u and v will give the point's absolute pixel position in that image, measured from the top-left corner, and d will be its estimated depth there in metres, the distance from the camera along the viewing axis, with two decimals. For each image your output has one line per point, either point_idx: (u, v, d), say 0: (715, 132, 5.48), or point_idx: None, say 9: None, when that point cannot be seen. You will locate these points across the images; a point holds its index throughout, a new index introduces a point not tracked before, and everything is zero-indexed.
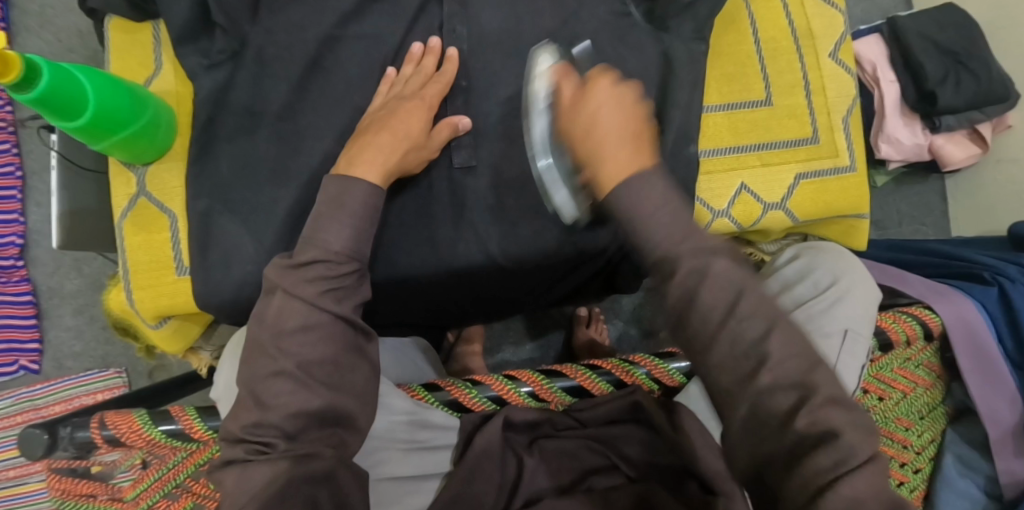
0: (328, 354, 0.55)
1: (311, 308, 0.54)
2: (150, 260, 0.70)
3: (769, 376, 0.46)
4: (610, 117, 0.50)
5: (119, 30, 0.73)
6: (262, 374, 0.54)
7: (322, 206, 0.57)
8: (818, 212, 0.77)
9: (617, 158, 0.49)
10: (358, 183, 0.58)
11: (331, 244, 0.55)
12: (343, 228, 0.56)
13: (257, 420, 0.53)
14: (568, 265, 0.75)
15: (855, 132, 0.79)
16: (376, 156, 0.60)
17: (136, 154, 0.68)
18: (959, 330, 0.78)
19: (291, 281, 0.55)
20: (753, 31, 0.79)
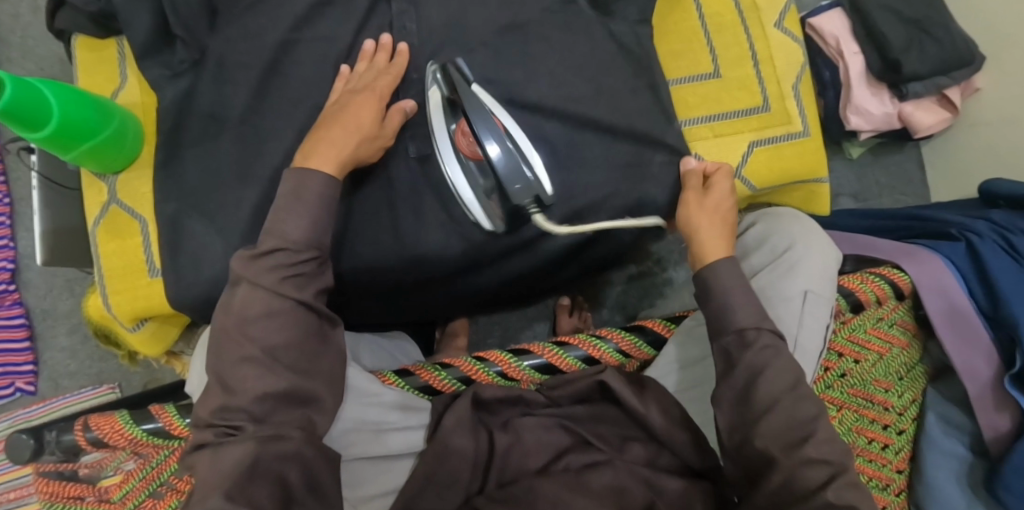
0: (292, 339, 0.58)
1: (273, 296, 0.57)
2: (123, 266, 0.72)
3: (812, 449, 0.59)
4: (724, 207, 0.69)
5: (85, 48, 0.75)
6: (230, 360, 0.57)
7: (284, 200, 0.60)
8: (775, 179, 0.78)
9: (718, 230, 0.68)
10: (317, 177, 0.61)
11: (290, 234, 0.59)
12: (301, 220, 0.60)
13: (225, 404, 0.55)
14: (537, 257, 0.78)
15: (806, 99, 0.81)
16: (331, 148, 0.63)
17: (105, 163, 0.70)
18: (929, 285, 0.79)
19: (252, 273, 0.58)
20: (697, 8, 0.80)
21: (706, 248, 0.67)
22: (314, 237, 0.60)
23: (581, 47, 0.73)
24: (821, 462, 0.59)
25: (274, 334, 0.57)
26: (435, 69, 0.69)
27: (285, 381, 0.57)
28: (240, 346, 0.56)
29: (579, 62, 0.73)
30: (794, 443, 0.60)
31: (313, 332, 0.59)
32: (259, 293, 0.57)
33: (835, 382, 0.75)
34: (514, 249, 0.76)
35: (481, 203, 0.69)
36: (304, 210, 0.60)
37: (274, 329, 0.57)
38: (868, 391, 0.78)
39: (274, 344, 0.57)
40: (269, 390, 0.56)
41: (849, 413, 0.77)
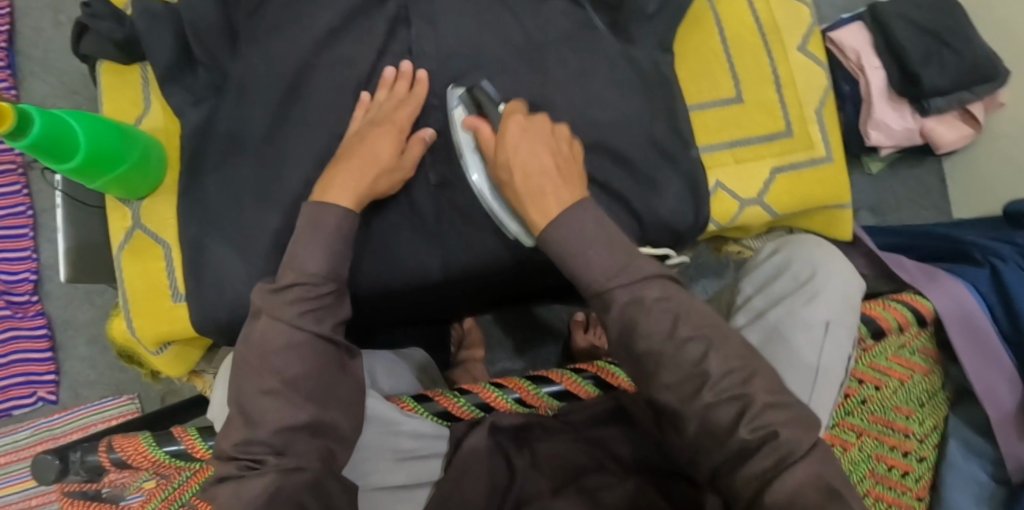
0: (311, 369, 0.58)
1: (292, 329, 0.57)
2: (148, 290, 0.71)
3: (711, 392, 0.53)
4: (527, 158, 0.59)
5: (110, 73, 0.73)
6: (252, 392, 0.57)
7: (302, 231, 0.61)
8: (795, 206, 0.75)
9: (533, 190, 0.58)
10: (334, 210, 0.61)
11: (308, 269, 0.59)
12: (317, 251, 0.60)
13: (247, 437, 0.55)
14: (542, 270, 0.78)
15: (830, 123, 0.77)
16: (348, 181, 0.63)
17: (129, 190, 0.69)
18: (953, 315, 0.77)
19: (272, 305, 0.58)
20: (718, 29, 0.77)
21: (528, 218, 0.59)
22: (334, 268, 0.60)
23: (602, 69, 0.72)
24: (725, 401, 0.53)
25: (293, 365, 0.57)
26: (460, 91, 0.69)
27: (305, 413, 0.57)
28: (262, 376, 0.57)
29: (599, 84, 0.72)
30: (688, 394, 0.54)
31: (328, 364, 0.59)
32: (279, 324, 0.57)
33: (856, 408, 0.74)
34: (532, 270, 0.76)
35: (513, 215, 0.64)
36: (322, 244, 0.60)
37: (293, 361, 0.57)
38: (888, 418, 0.77)
39: (296, 372, 0.57)
40: (288, 424, 0.56)
41: (869, 439, 0.75)
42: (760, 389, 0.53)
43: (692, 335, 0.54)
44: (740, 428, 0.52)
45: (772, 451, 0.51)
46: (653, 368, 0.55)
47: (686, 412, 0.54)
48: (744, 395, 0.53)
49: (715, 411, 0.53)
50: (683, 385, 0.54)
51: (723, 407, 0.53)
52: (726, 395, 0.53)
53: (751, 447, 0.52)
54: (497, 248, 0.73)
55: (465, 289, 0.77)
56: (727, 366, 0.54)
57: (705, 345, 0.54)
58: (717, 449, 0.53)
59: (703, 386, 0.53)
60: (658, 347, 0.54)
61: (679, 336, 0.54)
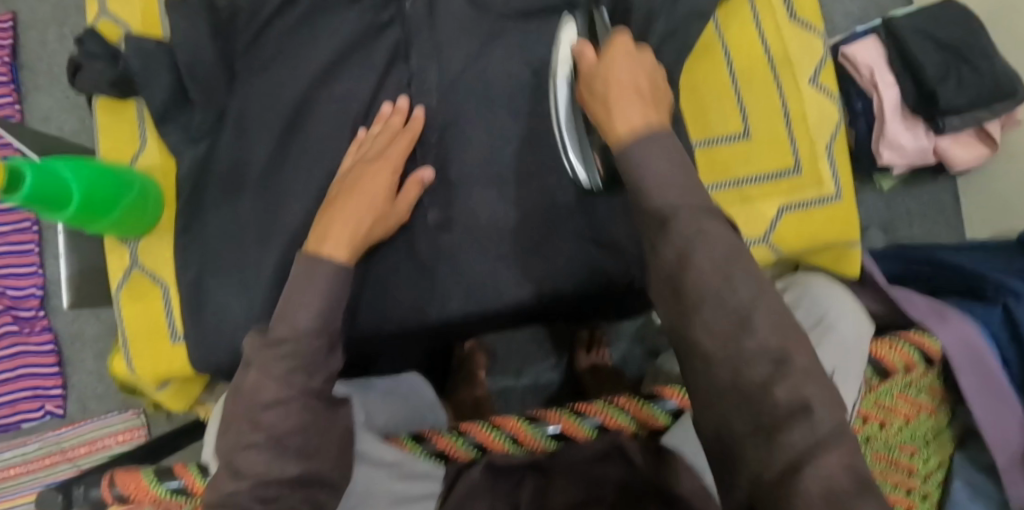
0: (298, 424, 0.56)
1: (281, 385, 0.56)
2: (148, 328, 0.71)
3: (754, 342, 0.45)
4: (626, 80, 0.56)
5: (104, 109, 0.72)
6: (239, 445, 0.55)
7: (295, 284, 0.59)
8: (802, 245, 0.73)
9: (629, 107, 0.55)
10: (327, 264, 0.59)
11: (298, 326, 0.57)
12: (307, 305, 0.58)
13: (233, 490, 0.54)
14: (543, 310, 0.77)
15: (841, 159, 0.74)
16: (342, 231, 0.61)
17: (126, 230, 0.69)
18: (963, 355, 0.76)
19: (263, 361, 0.56)
20: (727, 62, 0.74)
21: (611, 130, 0.54)
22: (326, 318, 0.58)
23: None
24: (765, 357, 0.45)
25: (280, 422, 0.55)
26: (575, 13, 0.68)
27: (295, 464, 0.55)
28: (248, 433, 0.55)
29: None
30: (731, 337, 0.45)
31: (318, 417, 0.57)
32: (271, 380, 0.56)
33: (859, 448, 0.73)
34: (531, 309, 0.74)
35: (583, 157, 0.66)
36: (316, 298, 0.58)
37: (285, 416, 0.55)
38: (891, 456, 0.76)
39: (290, 425, 0.56)
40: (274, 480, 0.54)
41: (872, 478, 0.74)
42: (804, 349, 0.46)
43: (743, 273, 0.47)
44: (778, 386, 0.44)
45: (804, 429, 0.43)
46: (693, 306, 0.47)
47: (715, 362, 0.46)
48: (785, 354, 0.45)
49: (748, 366, 0.45)
50: (718, 326, 0.46)
51: (759, 361, 0.45)
52: (768, 350, 0.45)
53: (785, 415, 0.44)
54: (497, 289, 0.72)
55: (460, 326, 0.76)
56: (775, 326, 0.46)
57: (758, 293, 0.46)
58: (738, 415, 0.45)
59: (744, 332, 0.45)
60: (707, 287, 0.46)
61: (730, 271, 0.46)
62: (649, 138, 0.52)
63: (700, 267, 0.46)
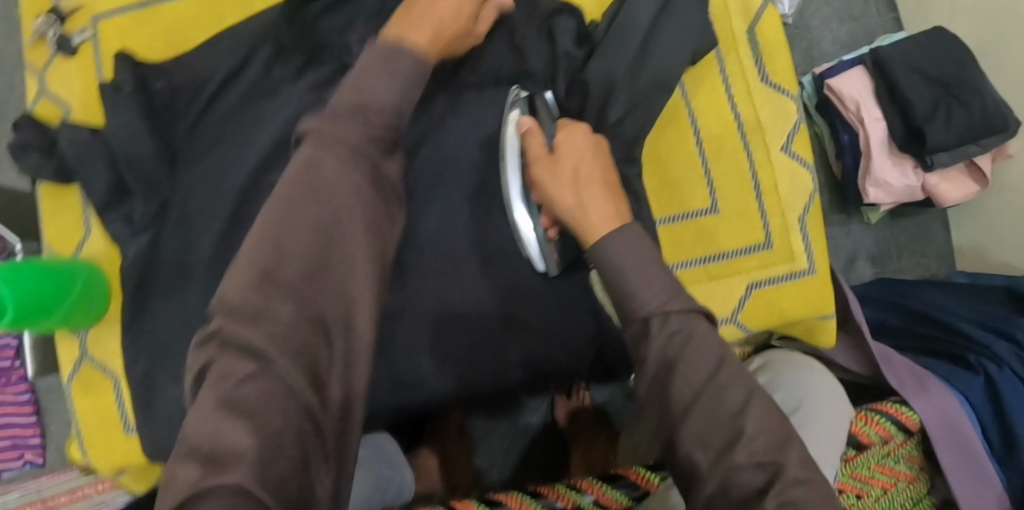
0: (353, 222, 0.45)
1: (350, 170, 0.45)
2: (99, 420, 0.70)
3: (744, 452, 0.43)
4: (590, 171, 0.54)
5: (46, 198, 0.70)
6: (287, 233, 0.44)
7: (363, 65, 0.48)
8: (773, 322, 0.72)
9: (595, 205, 0.52)
10: (409, 54, 0.49)
11: (378, 103, 0.47)
12: (378, 79, 0.48)
13: (256, 313, 0.42)
14: (519, 383, 0.75)
15: (814, 231, 0.72)
16: (426, 28, 0.53)
17: (73, 326, 0.67)
18: (942, 428, 0.74)
19: (324, 134, 0.45)
20: (694, 130, 0.72)
21: (586, 232, 0.51)
22: (393, 122, 0.48)
23: None
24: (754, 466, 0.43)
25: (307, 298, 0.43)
26: (518, 95, 0.66)
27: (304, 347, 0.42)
28: (261, 284, 0.43)
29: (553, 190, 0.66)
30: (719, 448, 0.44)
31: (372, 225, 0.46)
32: (304, 221, 0.44)
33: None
34: (510, 374, 0.73)
35: (542, 242, 0.64)
36: (392, 84, 0.48)
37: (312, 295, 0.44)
38: None
39: (305, 315, 0.43)
40: (279, 384, 0.41)
41: None
42: (792, 452, 0.44)
43: (732, 378, 0.45)
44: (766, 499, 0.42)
45: None
46: (678, 415, 0.45)
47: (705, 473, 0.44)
48: (779, 461, 0.43)
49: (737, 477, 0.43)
50: (711, 436, 0.44)
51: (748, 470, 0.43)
52: (757, 458, 0.43)
53: None
54: (465, 361, 0.71)
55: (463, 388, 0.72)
56: (764, 426, 0.44)
57: (748, 393, 0.46)
58: None
59: (736, 442, 0.43)
60: (697, 394, 0.45)
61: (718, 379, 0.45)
62: (620, 237, 0.49)
63: (686, 382, 0.45)
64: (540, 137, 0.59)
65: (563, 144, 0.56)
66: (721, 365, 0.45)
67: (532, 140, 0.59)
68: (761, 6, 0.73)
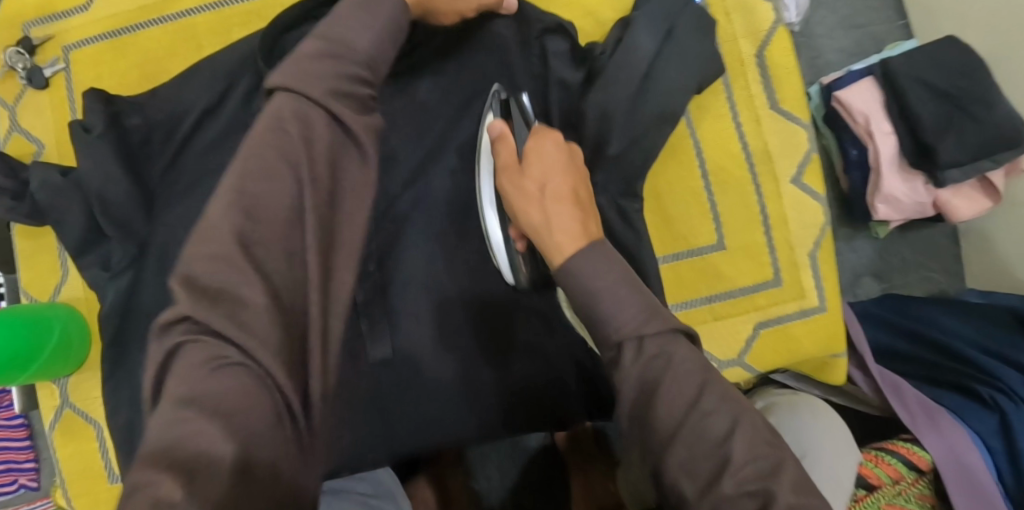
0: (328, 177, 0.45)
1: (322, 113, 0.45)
2: (83, 469, 0.69)
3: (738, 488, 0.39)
4: (559, 186, 0.51)
5: (22, 238, 0.69)
6: (269, 200, 0.43)
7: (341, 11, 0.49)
8: (781, 361, 0.72)
9: (559, 219, 0.49)
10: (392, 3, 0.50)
11: (359, 51, 0.47)
12: (357, 26, 0.48)
13: (240, 280, 0.41)
14: (530, 391, 0.70)
15: (825, 266, 0.71)
16: None
17: (53, 374, 0.65)
18: (952, 469, 0.71)
19: (300, 76, 0.45)
20: (699, 163, 0.71)
21: (550, 246, 0.48)
22: (371, 74, 0.48)
23: None
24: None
25: (282, 273, 0.42)
26: (496, 94, 0.65)
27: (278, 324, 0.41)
28: (235, 259, 0.41)
29: None
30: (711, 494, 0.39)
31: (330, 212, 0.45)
32: (281, 181, 0.43)
33: None
34: (517, 371, 0.70)
35: (509, 251, 0.62)
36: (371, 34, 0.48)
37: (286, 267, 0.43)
38: None
39: (279, 293, 0.42)
40: (258, 378, 0.40)
41: None
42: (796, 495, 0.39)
43: (725, 419, 0.41)
44: None
45: None
46: (665, 440, 0.41)
47: None
48: (769, 489, 0.38)
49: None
50: (699, 465, 0.40)
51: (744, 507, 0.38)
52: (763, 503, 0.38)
53: None
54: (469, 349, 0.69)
55: (462, 386, 0.69)
56: (768, 467, 0.39)
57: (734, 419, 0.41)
58: None
59: (723, 471, 0.39)
60: (681, 421, 0.41)
61: (701, 406, 0.41)
62: (586, 255, 0.46)
63: (669, 408, 0.41)
64: (508, 141, 0.55)
65: (532, 152, 0.53)
66: (702, 391, 0.42)
67: (500, 145, 0.55)
68: (770, 26, 0.72)
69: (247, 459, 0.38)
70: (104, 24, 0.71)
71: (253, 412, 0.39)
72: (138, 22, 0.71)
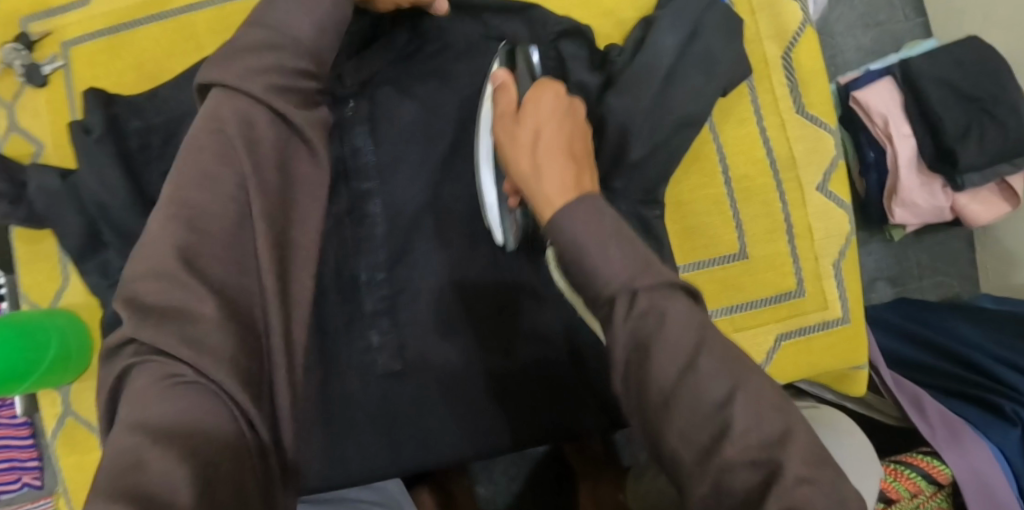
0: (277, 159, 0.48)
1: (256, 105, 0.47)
2: (85, 479, 0.67)
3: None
4: (553, 139, 0.49)
5: (20, 243, 0.67)
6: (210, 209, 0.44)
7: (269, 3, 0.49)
8: (802, 372, 0.72)
9: (552, 169, 0.47)
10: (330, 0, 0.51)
11: (298, 38, 0.48)
12: (290, 10, 0.48)
13: (185, 287, 0.42)
14: (536, 376, 0.68)
15: (848, 276, 0.72)
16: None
17: (54, 382, 0.63)
18: (972, 486, 0.69)
19: (235, 73, 0.46)
20: (723, 169, 0.71)
21: (537, 192, 0.47)
22: (314, 62, 0.49)
23: None
24: None
25: (229, 279, 0.44)
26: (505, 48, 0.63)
27: (234, 330, 0.43)
28: (178, 273, 0.42)
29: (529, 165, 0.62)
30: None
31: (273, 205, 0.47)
32: (230, 170, 0.46)
33: None
34: (523, 355, 0.67)
35: (501, 211, 0.60)
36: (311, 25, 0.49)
37: (233, 274, 0.45)
38: None
39: (226, 303, 0.43)
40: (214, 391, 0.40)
41: None
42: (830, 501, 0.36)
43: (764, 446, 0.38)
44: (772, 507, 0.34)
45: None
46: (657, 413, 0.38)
47: None
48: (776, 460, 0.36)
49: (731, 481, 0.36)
50: (696, 432, 0.37)
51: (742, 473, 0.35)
52: None
53: None
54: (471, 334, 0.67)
55: (461, 371, 0.67)
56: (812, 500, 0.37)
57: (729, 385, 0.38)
58: None
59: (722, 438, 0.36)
60: (672, 391, 0.37)
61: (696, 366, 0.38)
62: (577, 205, 0.43)
63: (661, 376, 0.37)
64: (508, 93, 0.54)
65: (530, 102, 0.52)
66: (699, 351, 0.38)
67: (499, 97, 0.54)
68: (799, 28, 0.71)
69: (207, 475, 0.38)
70: (102, 20, 0.69)
71: (213, 421, 0.40)
72: (138, 18, 0.69)
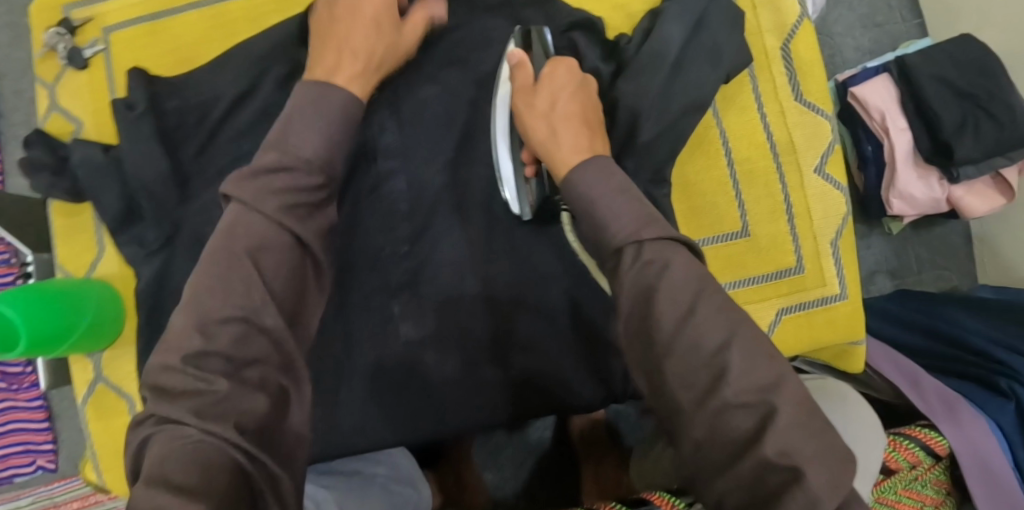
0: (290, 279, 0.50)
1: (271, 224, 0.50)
2: (115, 443, 0.70)
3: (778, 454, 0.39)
4: (567, 109, 0.58)
5: (59, 215, 0.70)
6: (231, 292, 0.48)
7: (296, 109, 0.55)
8: (803, 346, 0.75)
9: (568, 141, 0.56)
10: (336, 96, 0.57)
11: (303, 153, 0.53)
12: (309, 134, 0.54)
13: (200, 350, 0.45)
14: (528, 387, 0.70)
15: (845, 253, 0.75)
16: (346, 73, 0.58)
17: (88, 349, 0.67)
18: (970, 456, 0.72)
19: (250, 192, 0.50)
20: (726, 151, 0.74)
21: (556, 159, 0.55)
22: (322, 176, 0.54)
23: None
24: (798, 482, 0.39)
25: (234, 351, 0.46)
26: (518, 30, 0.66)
27: (257, 390, 0.46)
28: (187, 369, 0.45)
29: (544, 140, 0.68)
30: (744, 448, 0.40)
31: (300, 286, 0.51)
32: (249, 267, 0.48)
33: None
34: (515, 364, 0.70)
35: (518, 185, 0.66)
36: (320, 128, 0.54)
37: (254, 342, 0.47)
38: None
39: (235, 380, 0.46)
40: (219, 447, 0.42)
41: None
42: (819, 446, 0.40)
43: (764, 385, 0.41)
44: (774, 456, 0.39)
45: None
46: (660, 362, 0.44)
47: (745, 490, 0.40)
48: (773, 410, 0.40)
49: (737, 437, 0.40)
50: (695, 377, 0.42)
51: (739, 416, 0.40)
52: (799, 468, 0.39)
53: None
54: (470, 337, 0.69)
55: (458, 377, 0.69)
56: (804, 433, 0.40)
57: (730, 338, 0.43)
58: None
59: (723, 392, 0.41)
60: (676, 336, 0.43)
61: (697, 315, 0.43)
62: (589, 170, 0.52)
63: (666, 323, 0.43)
64: (526, 72, 0.61)
65: (546, 78, 0.60)
66: (697, 303, 0.44)
67: (517, 75, 0.62)
68: (796, 21, 0.75)
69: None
70: (142, 7, 0.73)
71: (222, 474, 0.41)
72: (175, 7, 0.73)
